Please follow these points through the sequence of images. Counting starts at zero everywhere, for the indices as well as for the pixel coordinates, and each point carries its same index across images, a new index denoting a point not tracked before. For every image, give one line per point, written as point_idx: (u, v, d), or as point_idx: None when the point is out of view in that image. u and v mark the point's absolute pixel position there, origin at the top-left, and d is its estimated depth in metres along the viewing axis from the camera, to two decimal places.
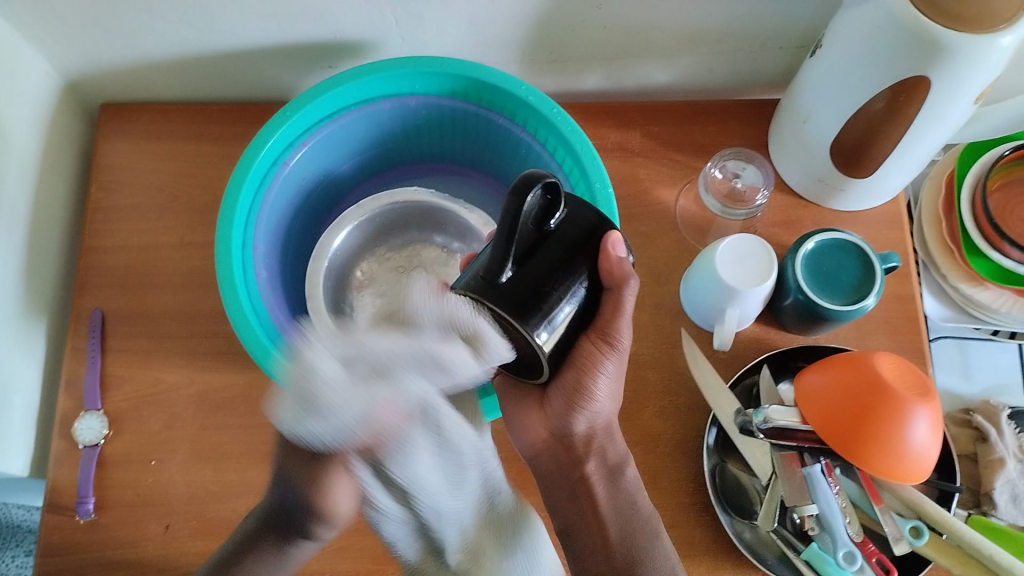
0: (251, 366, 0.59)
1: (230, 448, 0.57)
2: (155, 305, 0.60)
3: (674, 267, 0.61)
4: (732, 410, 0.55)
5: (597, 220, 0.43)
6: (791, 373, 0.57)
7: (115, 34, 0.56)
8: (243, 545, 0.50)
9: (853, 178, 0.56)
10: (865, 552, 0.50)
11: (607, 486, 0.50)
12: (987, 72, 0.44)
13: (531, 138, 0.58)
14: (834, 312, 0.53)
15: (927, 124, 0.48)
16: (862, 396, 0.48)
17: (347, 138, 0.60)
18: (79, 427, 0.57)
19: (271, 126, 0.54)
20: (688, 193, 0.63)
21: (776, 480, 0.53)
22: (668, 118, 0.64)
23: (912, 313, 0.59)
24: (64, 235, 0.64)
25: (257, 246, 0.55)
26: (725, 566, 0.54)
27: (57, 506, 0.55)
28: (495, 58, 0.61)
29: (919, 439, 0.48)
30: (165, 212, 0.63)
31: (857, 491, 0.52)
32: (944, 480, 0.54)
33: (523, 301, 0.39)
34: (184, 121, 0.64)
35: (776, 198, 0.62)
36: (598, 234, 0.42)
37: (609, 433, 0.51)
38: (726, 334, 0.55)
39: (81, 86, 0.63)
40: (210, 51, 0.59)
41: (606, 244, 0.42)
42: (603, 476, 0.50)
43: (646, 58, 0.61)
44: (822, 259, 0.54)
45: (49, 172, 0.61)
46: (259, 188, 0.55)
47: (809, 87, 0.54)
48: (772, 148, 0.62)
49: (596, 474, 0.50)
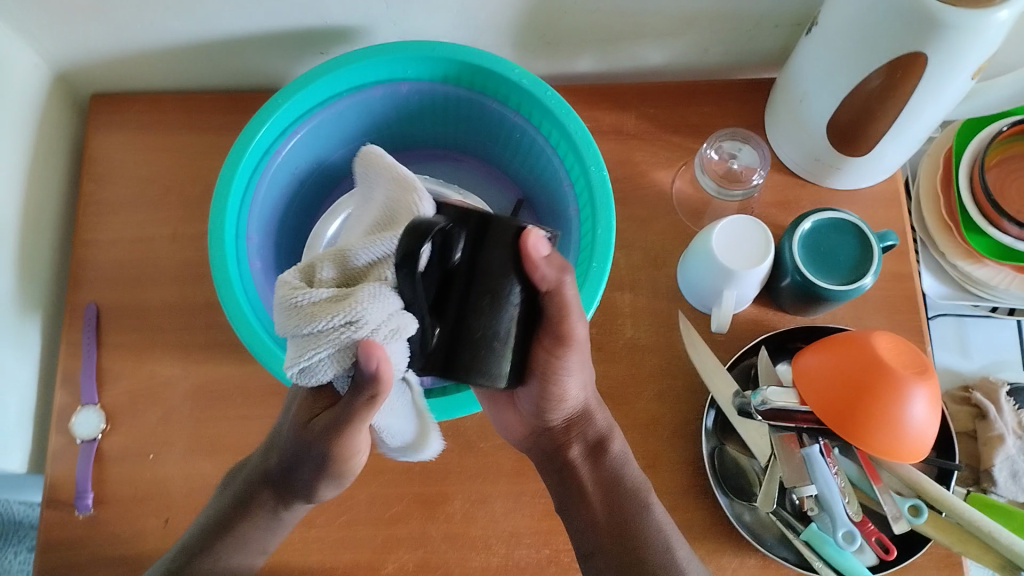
0: (247, 357, 0.59)
1: (228, 439, 0.57)
2: (149, 298, 0.60)
3: (671, 250, 0.61)
4: (731, 393, 0.54)
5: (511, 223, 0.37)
6: (790, 354, 0.56)
7: (103, 25, 0.56)
8: (228, 514, 0.48)
9: (850, 157, 0.56)
10: (864, 530, 0.51)
11: (591, 464, 0.49)
12: (985, 47, 0.44)
13: (525, 122, 0.58)
14: (832, 293, 0.53)
15: (924, 100, 0.48)
16: (861, 376, 0.48)
17: (339, 125, 0.60)
18: (76, 422, 0.57)
19: (262, 115, 0.53)
20: (684, 175, 0.63)
21: (774, 461, 0.53)
22: (663, 100, 0.64)
23: (909, 291, 0.59)
24: (57, 229, 0.64)
25: (250, 237, 0.55)
26: (725, 549, 0.54)
27: (57, 501, 0.55)
28: (488, 42, 0.61)
29: (918, 418, 0.48)
30: (158, 204, 0.62)
31: (857, 470, 0.53)
32: (943, 458, 0.54)
33: (444, 359, 0.37)
34: (175, 111, 0.64)
35: (772, 179, 0.61)
36: (514, 238, 0.36)
37: (588, 414, 0.49)
38: (724, 316, 0.55)
39: (69, 78, 0.62)
40: (199, 39, 0.58)
41: (525, 248, 0.36)
42: (586, 458, 0.49)
43: (640, 40, 0.60)
44: (819, 240, 0.54)
45: (40, 166, 0.61)
46: (251, 178, 0.55)
47: (804, 66, 0.53)
48: (767, 128, 0.61)
49: (581, 455, 0.50)
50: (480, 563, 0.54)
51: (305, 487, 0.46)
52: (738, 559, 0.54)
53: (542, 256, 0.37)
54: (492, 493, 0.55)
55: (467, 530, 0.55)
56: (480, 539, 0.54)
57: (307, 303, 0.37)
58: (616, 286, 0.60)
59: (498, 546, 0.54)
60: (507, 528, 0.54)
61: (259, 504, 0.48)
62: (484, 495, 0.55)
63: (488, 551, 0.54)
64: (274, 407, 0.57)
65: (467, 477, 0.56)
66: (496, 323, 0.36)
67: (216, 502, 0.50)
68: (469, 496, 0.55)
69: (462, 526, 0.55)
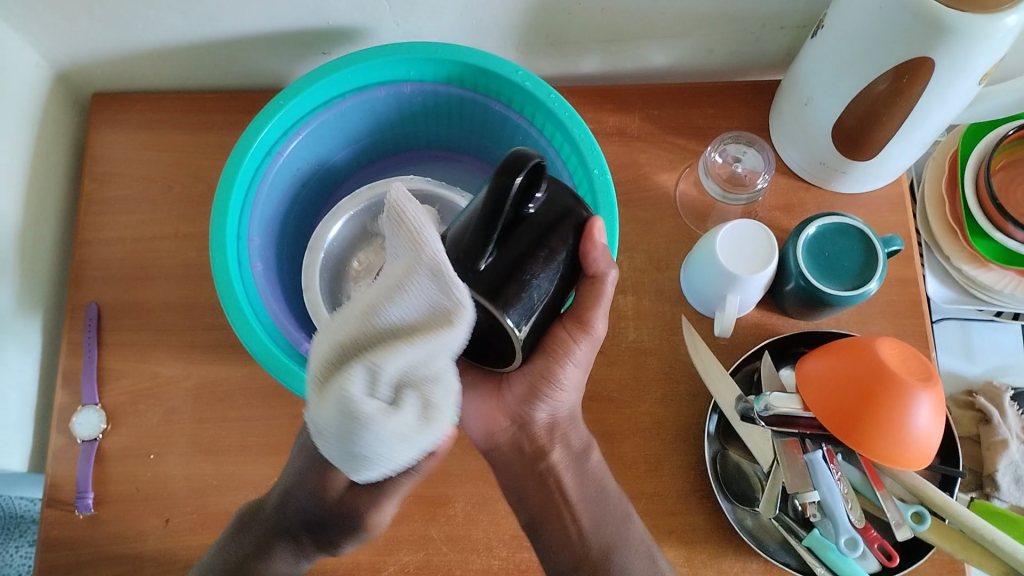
0: (249, 358, 0.58)
1: (228, 440, 0.57)
2: (150, 298, 0.60)
3: (674, 253, 0.60)
4: (734, 398, 0.54)
5: (576, 205, 0.40)
6: (793, 359, 0.56)
7: (105, 25, 0.56)
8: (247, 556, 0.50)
9: (854, 161, 0.56)
10: (867, 537, 0.50)
11: (574, 472, 0.49)
12: (992, 53, 0.43)
13: (528, 124, 0.57)
14: (836, 298, 0.52)
15: (931, 105, 0.48)
16: (865, 382, 0.48)
17: (342, 126, 0.60)
18: (77, 422, 0.56)
19: (264, 116, 0.53)
20: (688, 177, 0.62)
21: (777, 467, 0.52)
22: (667, 102, 0.63)
23: (914, 296, 0.59)
24: (58, 228, 0.64)
25: (252, 238, 0.55)
26: (726, 553, 0.54)
27: (57, 501, 0.55)
28: (491, 43, 0.60)
29: (922, 425, 0.47)
30: (159, 203, 0.62)
31: (860, 476, 0.52)
32: (947, 465, 0.53)
33: (495, 284, 0.36)
34: (177, 111, 0.64)
35: (776, 181, 0.61)
36: (577, 217, 0.40)
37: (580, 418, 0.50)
38: (726, 321, 0.55)
39: (71, 77, 0.62)
40: (201, 39, 0.58)
41: (591, 230, 0.40)
42: (569, 464, 0.49)
43: (644, 41, 0.60)
44: (823, 244, 0.54)
45: (42, 164, 0.61)
46: (253, 179, 0.55)
47: (810, 70, 0.53)
48: (772, 131, 0.61)
49: (565, 460, 0.49)
50: (481, 565, 0.54)
51: (338, 537, 0.50)
52: (739, 564, 0.54)
53: (603, 242, 0.40)
54: (493, 496, 0.55)
55: (468, 533, 0.54)
56: (482, 541, 0.54)
57: (370, 437, 0.34)
58: (618, 288, 0.60)
59: (499, 549, 0.54)
60: (508, 531, 0.54)
61: (280, 551, 0.51)
62: (485, 498, 0.55)
63: (490, 554, 0.54)
64: (275, 408, 0.57)
65: (469, 480, 0.55)
66: (539, 281, 0.37)
67: (224, 544, 0.51)
68: (470, 499, 0.55)
69: (463, 529, 0.55)
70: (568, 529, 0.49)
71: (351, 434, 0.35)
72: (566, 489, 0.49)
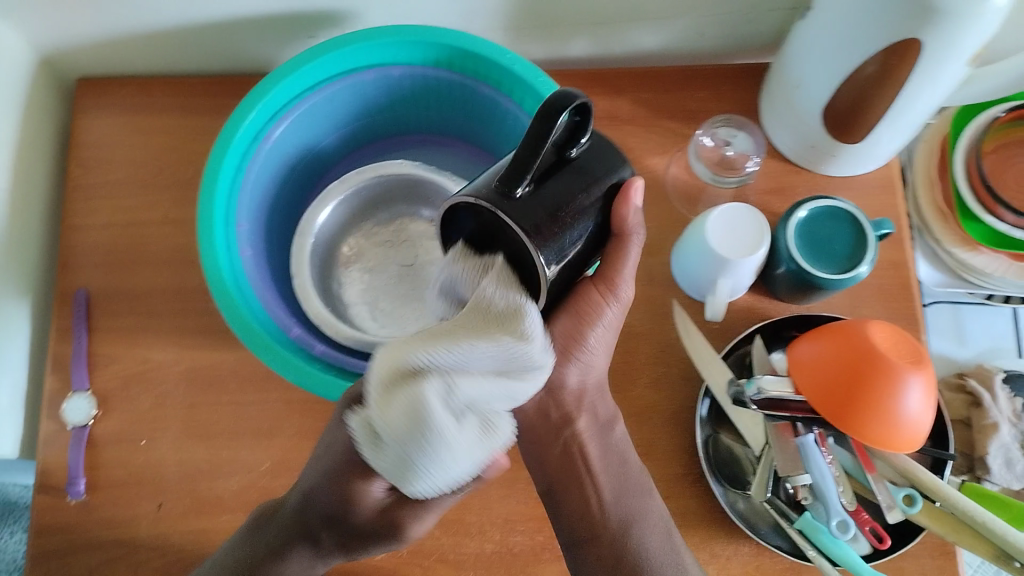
0: (239, 344, 0.58)
1: (219, 426, 0.56)
2: (140, 283, 0.59)
3: (666, 237, 0.60)
4: (726, 381, 0.54)
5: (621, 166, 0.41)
6: (784, 343, 0.56)
7: (89, 8, 0.55)
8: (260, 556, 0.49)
9: (845, 143, 0.55)
10: (858, 520, 0.50)
11: (599, 439, 0.48)
12: (980, 33, 0.43)
13: (518, 108, 0.57)
14: (827, 281, 0.52)
15: (920, 87, 0.47)
16: (856, 365, 0.48)
17: (330, 110, 0.59)
18: (67, 407, 0.56)
19: (250, 100, 0.52)
20: (680, 160, 0.62)
21: (769, 450, 0.53)
22: (659, 84, 0.63)
23: (905, 278, 0.59)
24: (47, 213, 0.63)
25: (240, 223, 0.54)
26: (719, 536, 0.54)
27: (48, 487, 0.55)
28: (480, 25, 0.60)
29: (913, 407, 0.47)
30: (148, 188, 0.61)
31: (851, 460, 0.52)
32: (938, 447, 0.54)
33: (538, 221, 0.37)
34: (164, 95, 0.63)
35: (768, 164, 0.61)
36: (619, 180, 0.41)
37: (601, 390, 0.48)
38: (717, 304, 0.55)
39: (57, 61, 0.61)
40: (187, 22, 0.57)
41: (630, 191, 0.41)
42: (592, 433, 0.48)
43: (635, 23, 0.60)
44: (814, 227, 0.54)
45: (28, 149, 0.60)
46: (240, 164, 0.54)
47: (800, 51, 0.53)
48: (764, 114, 0.61)
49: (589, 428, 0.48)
50: (474, 549, 0.54)
51: (348, 540, 0.47)
52: (731, 546, 0.54)
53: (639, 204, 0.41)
54: (486, 481, 0.55)
55: (461, 517, 0.54)
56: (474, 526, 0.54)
57: (448, 449, 0.35)
58: None
59: (492, 533, 0.54)
60: (501, 515, 0.54)
61: (290, 553, 0.48)
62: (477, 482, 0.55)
63: (483, 538, 0.54)
64: (266, 393, 0.57)
65: None
66: (575, 222, 0.38)
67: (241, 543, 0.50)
68: None
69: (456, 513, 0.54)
70: (590, 497, 0.47)
71: (415, 443, 0.35)
72: (590, 461, 0.48)
